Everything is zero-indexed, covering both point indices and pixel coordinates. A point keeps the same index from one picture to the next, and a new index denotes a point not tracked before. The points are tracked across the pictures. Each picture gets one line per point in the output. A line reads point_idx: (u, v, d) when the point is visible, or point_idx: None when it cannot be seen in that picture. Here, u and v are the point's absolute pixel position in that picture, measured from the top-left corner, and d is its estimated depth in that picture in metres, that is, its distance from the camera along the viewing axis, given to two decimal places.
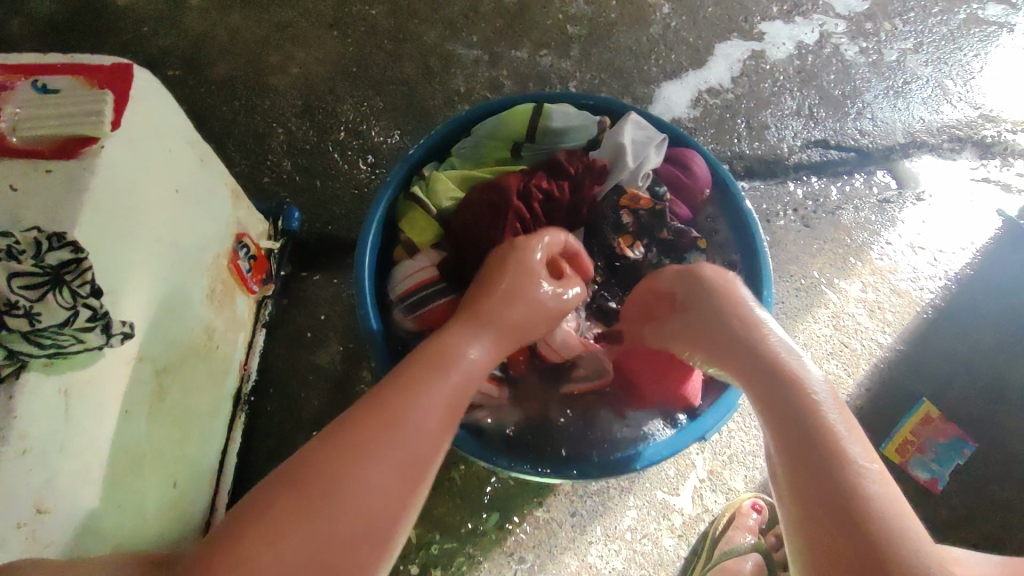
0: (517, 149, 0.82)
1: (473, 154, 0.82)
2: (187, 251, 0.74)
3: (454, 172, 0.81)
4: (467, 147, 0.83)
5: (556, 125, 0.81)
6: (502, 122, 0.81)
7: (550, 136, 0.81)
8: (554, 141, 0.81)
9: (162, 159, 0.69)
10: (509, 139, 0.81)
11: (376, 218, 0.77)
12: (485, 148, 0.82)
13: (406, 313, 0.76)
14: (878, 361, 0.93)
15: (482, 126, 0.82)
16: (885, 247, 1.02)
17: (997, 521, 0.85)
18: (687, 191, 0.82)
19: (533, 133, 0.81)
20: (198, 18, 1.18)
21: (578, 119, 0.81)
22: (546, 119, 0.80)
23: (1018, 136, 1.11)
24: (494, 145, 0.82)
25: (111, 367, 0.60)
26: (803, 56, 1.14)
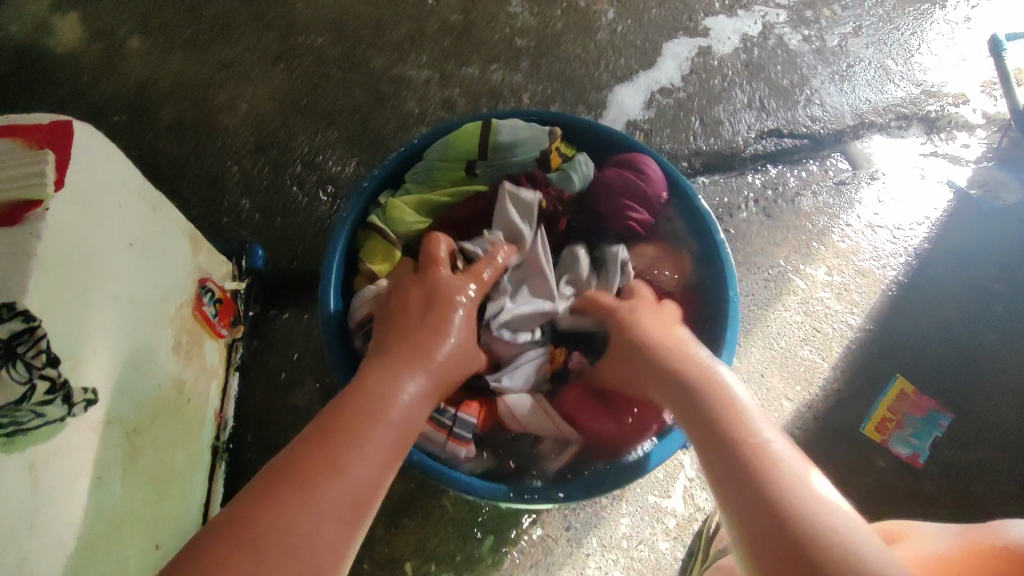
0: (472, 167, 0.82)
1: (426, 178, 0.82)
2: (148, 305, 0.72)
3: (409, 197, 0.81)
4: (420, 172, 0.82)
5: (506, 140, 0.81)
6: (452, 142, 0.81)
7: (500, 151, 0.81)
8: (508, 157, 0.82)
9: (112, 214, 0.67)
10: (461, 159, 0.81)
11: (336, 258, 0.77)
12: (438, 171, 0.82)
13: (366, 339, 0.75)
14: (850, 343, 0.95)
15: (432, 149, 0.82)
16: (845, 230, 1.04)
17: (981, 489, 0.87)
18: (642, 195, 0.81)
19: (484, 149, 0.81)
20: (142, 62, 1.16)
21: (528, 132, 0.81)
22: (495, 135, 0.80)
23: (960, 109, 1.15)
24: (448, 166, 0.82)
25: (76, 435, 0.58)
26: (748, 49, 1.17)
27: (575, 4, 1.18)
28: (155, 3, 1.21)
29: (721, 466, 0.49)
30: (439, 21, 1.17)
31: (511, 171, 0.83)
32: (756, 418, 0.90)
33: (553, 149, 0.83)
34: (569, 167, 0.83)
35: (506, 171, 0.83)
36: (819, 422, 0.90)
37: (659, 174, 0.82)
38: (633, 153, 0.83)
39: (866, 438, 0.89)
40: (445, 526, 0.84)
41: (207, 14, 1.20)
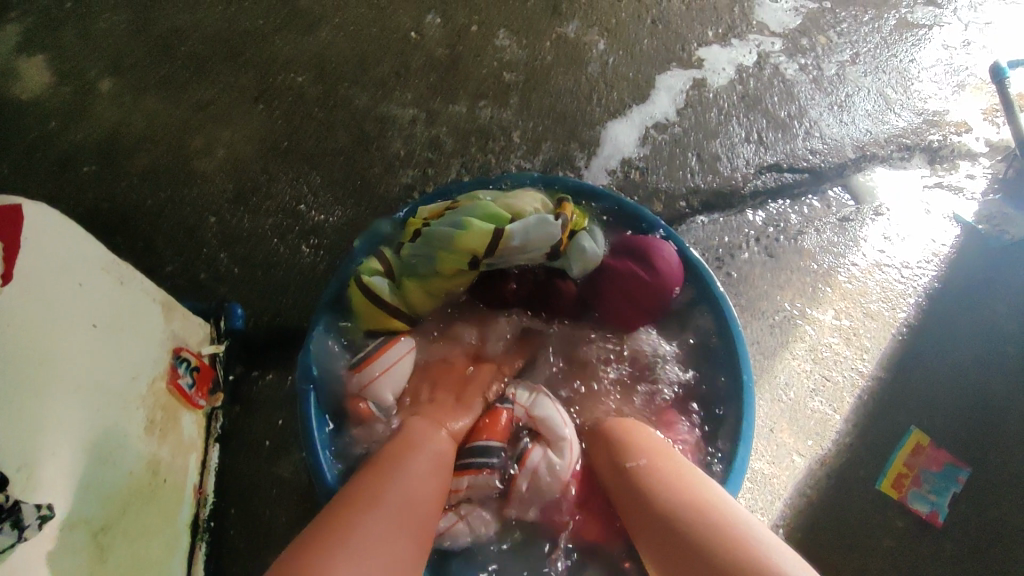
0: (477, 262, 0.76)
1: (430, 267, 0.77)
2: (115, 388, 0.67)
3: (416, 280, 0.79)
4: (421, 251, 0.77)
5: (517, 245, 0.74)
6: (457, 239, 0.74)
7: (510, 252, 0.75)
8: (515, 255, 0.76)
9: (72, 296, 0.62)
10: (465, 255, 0.75)
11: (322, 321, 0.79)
12: (440, 258, 0.76)
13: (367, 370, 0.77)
14: (861, 392, 0.91)
15: (436, 235, 0.75)
16: (851, 270, 1.00)
17: (1007, 548, 0.83)
18: (655, 287, 0.80)
19: (492, 252, 0.74)
20: (112, 105, 1.11)
21: (539, 233, 0.74)
22: (505, 238, 0.73)
23: (963, 138, 1.12)
24: (450, 258, 0.76)
25: (31, 551, 0.53)
26: (744, 80, 1.13)
27: (564, 36, 1.14)
28: (125, 43, 1.16)
29: (647, 515, 0.62)
30: (423, 56, 1.13)
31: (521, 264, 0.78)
32: (768, 477, 0.85)
33: (564, 237, 0.77)
34: (575, 254, 0.79)
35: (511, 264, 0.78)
36: (832, 479, 0.86)
37: (674, 265, 0.80)
38: (646, 241, 0.80)
39: (882, 496, 0.85)
40: None
41: (180, 54, 1.15)
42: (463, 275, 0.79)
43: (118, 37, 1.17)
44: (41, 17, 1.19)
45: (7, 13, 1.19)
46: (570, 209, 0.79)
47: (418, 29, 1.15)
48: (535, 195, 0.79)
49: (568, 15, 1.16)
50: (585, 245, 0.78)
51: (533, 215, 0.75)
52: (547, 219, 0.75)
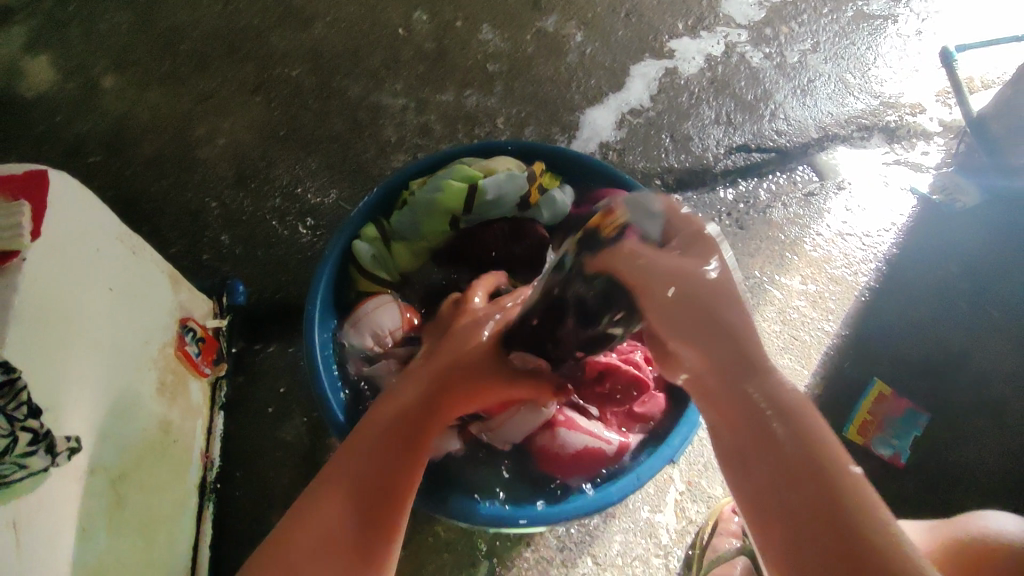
0: (456, 220, 0.82)
1: (414, 226, 0.82)
2: (130, 349, 0.72)
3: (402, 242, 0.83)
4: (406, 218, 0.82)
5: (491, 199, 0.80)
6: (438, 201, 0.79)
7: (486, 207, 0.81)
8: (491, 212, 0.82)
9: (90, 259, 0.67)
10: (446, 214, 0.81)
11: (325, 280, 0.77)
12: (424, 221, 0.81)
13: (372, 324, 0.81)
14: (828, 349, 0.97)
15: (418, 201, 0.80)
16: (817, 239, 1.07)
17: (960, 485, 0.90)
18: None
19: (470, 207, 0.80)
20: (114, 100, 1.16)
21: (511, 187, 0.80)
22: (481, 193, 0.79)
23: (919, 118, 1.19)
24: (433, 220, 0.81)
25: (62, 485, 0.58)
26: (713, 67, 1.20)
27: (544, 29, 1.21)
28: (125, 42, 1.21)
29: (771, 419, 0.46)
30: (411, 49, 1.19)
31: (495, 221, 0.83)
32: None
33: (534, 189, 0.82)
34: (546, 204, 0.84)
35: (488, 219, 0.83)
36: None
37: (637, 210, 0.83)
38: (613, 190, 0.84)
39: (849, 442, 0.91)
40: (439, 554, 0.84)
41: (179, 51, 1.20)
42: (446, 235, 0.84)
43: (118, 36, 1.22)
44: (42, 18, 1.24)
45: (9, 16, 1.24)
46: (540, 167, 0.84)
47: (405, 24, 1.21)
48: (511, 160, 0.84)
49: (547, 9, 1.23)
50: (555, 198, 0.84)
51: (503, 171, 0.81)
52: (515, 174, 0.81)
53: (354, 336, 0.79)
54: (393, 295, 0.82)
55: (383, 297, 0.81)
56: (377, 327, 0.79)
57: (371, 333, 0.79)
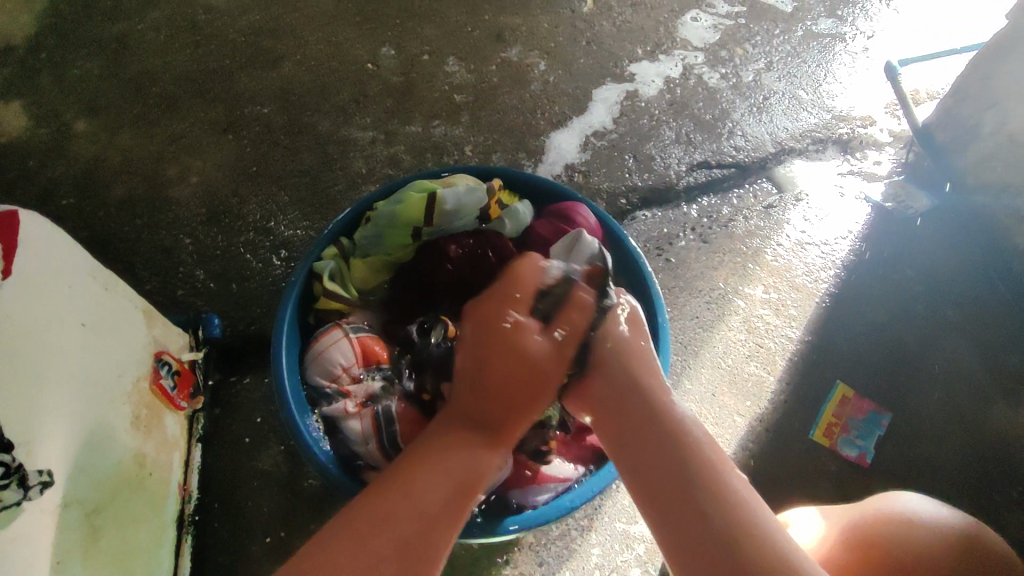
0: (417, 233, 0.84)
1: (375, 243, 0.84)
2: (104, 383, 0.73)
3: (363, 260, 0.85)
4: (369, 232, 0.84)
5: (450, 208, 0.82)
6: (398, 213, 0.82)
7: (445, 218, 0.83)
8: (451, 224, 0.84)
9: (63, 296, 0.69)
10: (407, 227, 0.83)
11: (288, 309, 0.79)
12: (386, 235, 0.83)
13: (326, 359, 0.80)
14: (792, 355, 1.00)
15: (380, 215, 0.83)
16: (778, 249, 1.10)
17: (923, 482, 0.93)
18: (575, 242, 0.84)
19: (430, 218, 0.83)
20: (88, 143, 1.19)
21: (469, 197, 0.83)
22: (440, 204, 0.82)
23: (870, 129, 1.25)
24: (394, 233, 0.83)
25: (35, 518, 0.59)
26: (672, 90, 1.25)
27: (507, 59, 1.26)
28: (99, 86, 1.24)
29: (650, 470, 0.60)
30: (379, 83, 1.23)
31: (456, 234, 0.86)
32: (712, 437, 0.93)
33: (492, 203, 0.86)
34: (507, 216, 0.88)
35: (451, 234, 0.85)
36: (770, 434, 0.94)
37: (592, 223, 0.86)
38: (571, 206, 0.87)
39: (816, 445, 0.94)
40: None
41: (152, 93, 1.23)
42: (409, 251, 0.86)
43: (92, 81, 1.25)
44: (16, 67, 1.27)
45: None
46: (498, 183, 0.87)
47: (373, 60, 1.25)
48: (466, 176, 0.87)
49: (510, 40, 1.28)
50: (516, 210, 0.88)
51: (461, 185, 0.84)
52: (475, 187, 0.84)
53: (310, 377, 0.80)
54: (344, 329, 0.81)
55: (334, 336, 0.80)
56: (332, 368, 0.79)
57: (325, 374, 0.79)
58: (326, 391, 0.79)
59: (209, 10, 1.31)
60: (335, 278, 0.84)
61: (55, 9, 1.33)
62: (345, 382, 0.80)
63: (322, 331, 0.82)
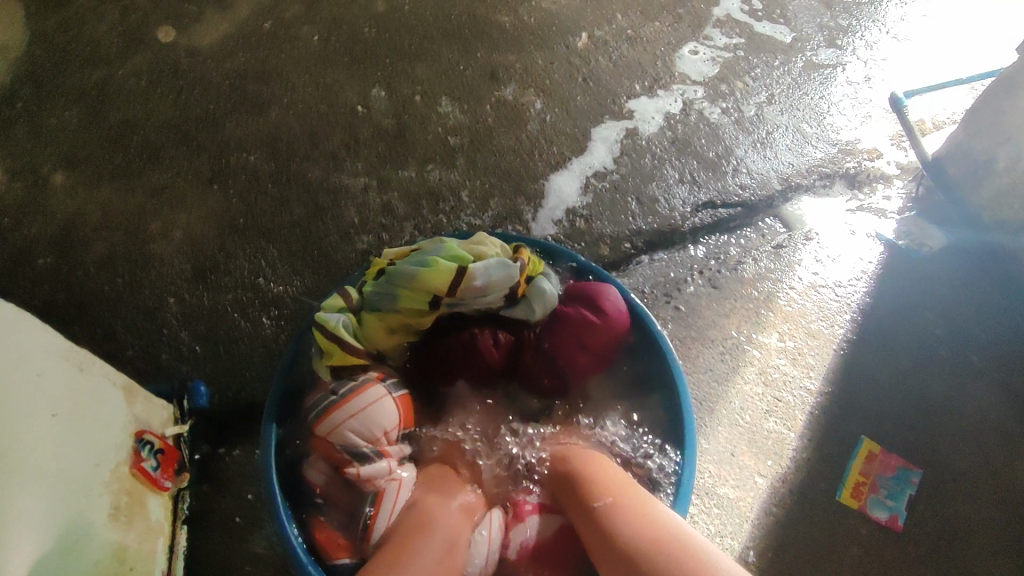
0: (438, 302, 0.77)
1: (392, 303, 0.77)
2: (78, 476, 0.68)
3: (376, 319, 0.78)
4: (384, 289, 0.78)
5: (479, 285, 0.76)
6: (421, 278, 0.76)
7: (471, 292, 0.77)
8: (476, 298, 0.78)
9: (32, 389, 0.64)
10: (429, 294, 0.76)
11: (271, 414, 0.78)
12: (402, 297, 0.77)
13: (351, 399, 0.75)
14: (812, 408, 0.95)
15: (399, 274, 0.77)
16: (790, 293, 1.06)
17: (960, 543, 0.87)
18: (602, 329, 0.81)
19: (455, 290, 0.76)
20: (66, 198, 1.13)
21: (501, 274, 0.77)
22: (469, 278, 0.76)
23: (877, 163, 1.21)
24: (412, 296, 0.77)
25: None
26: (672, 126, 1.21)
27: (502, 99, 1.22)
28: (78, 138, 1.19)
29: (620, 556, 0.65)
30: (371, 127, 1.19)
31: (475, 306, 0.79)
32: (734, 501, 0.88)
33: (522, 281, 0.80)
34: (534, 298, 0.80)
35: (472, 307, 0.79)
36: (795, 495, 0.89)
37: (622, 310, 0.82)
38: (595, 286, 0.82)
39: (844, 506, 0.89)
40: None
41: (133, 143, 1.18)
42: (424, 317, 0.79)
43: (70, 132, 1.20)
44: None
45: None
46: (526, 255, 0.81)
47: (364, 102, 1.21)
48: (496, 241, 0.82)
49: (504, 79, 1.24)
50: (542, 289, 0.80)
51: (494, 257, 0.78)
52: (507, 262, 0.78)
53: (346, 436, 0.73)
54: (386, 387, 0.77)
55: (380, 393, 0.75)
56: (375, 428, 0.74)
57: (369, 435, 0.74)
58: (364, 451, 0.74)
59: (192, 54, 1.27)
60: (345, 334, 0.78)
61: (31, 57, 1.28)
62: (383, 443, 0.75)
63: (360, 385, 0.75)
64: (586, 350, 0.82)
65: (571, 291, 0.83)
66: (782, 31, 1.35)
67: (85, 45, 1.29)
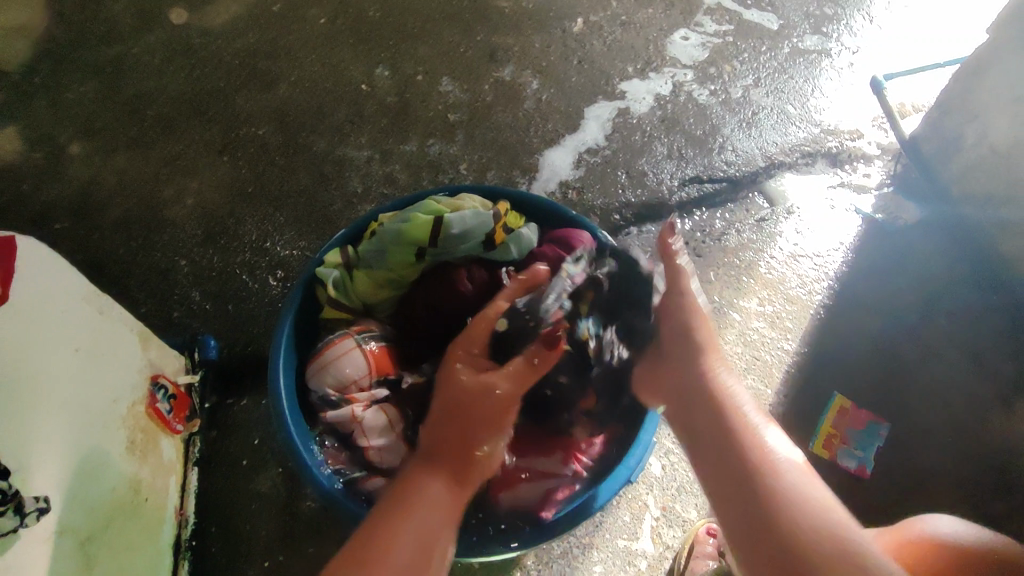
0: (421, 253, 0.82)
1: (379, 256, 0.82)
2: (100, 408, 0.72)
3: (366, 273, 0.83)
4: (373, 246, 0.83)
5: (456, 233, 0.81)
6: (404, 232, 0.80)
7: (451, 241, 0.81)
8: (456, 248, 0.82)
9: (60, 322, 0.68)
10: (411, 246, 0.81)
11: (284, 336, 0.79)
12: (390, 252, 0.82)
13: (323, 348, 0.81)
14: (788, 368, 1.01)
15: (386, 232, 0.82)
16: (771, 262, 1.11)
17: (923, 491, 0.93)
18: None
19: (434, 240, 0.81)
20: (83, 166, 1.19)
21: (476, 222, 0.81)
22: (445, 228, 0.80)
23: (858, 143, 1.26)
24: (397, 250, 0.81)
25: (28, 549, 0.58)
26: (663, 106, 1.27)
27: (500, 79, 1.27)
28: (94, 110, 1.25)
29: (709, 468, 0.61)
30: (374, 103, 1.24)
31: (459, 258, 0.83)
32: None
33: (499, 228, 0.83)
34: (513, 242, 0.84)
35: (454, 256, 0.83)
36: None
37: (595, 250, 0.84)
38: (570, 229, 0.85)
39: (815, 456, 0.95)
40: None
41: (147, 115, 1.24)
42: (411, 270, 0.84)
43: (88, 104, 1.25)
44: (11, 91, 1.27)
45: None
46: (504, 207, 0.85)
47: (368, 80, 1.27)
48: (475, 198, 0.86)
49: (503, 60, 1.29)
50: (520, 236, 0.85)
51: (469, 210, 0.83)
52: (481, 212, 0.82)
53: (318, 384, 0.79)
54: (358, 340, 0.81)
55: (348, 344, 0.80)
56: (343, 376, 0.78)
57: (337, 381, 0.78)
58: (334, 398, 0.79)
59: (204, 33, 1.33)
60: (338, 288, 0.83)
61: (51, 34, 1.34)
62: (353, 391, 0.79)
63: (332, 340, 0.81)
64: None
65: (550, 238, 0.86)
66: (770, 18, 1.40)
67: (101, 24, 1.35)
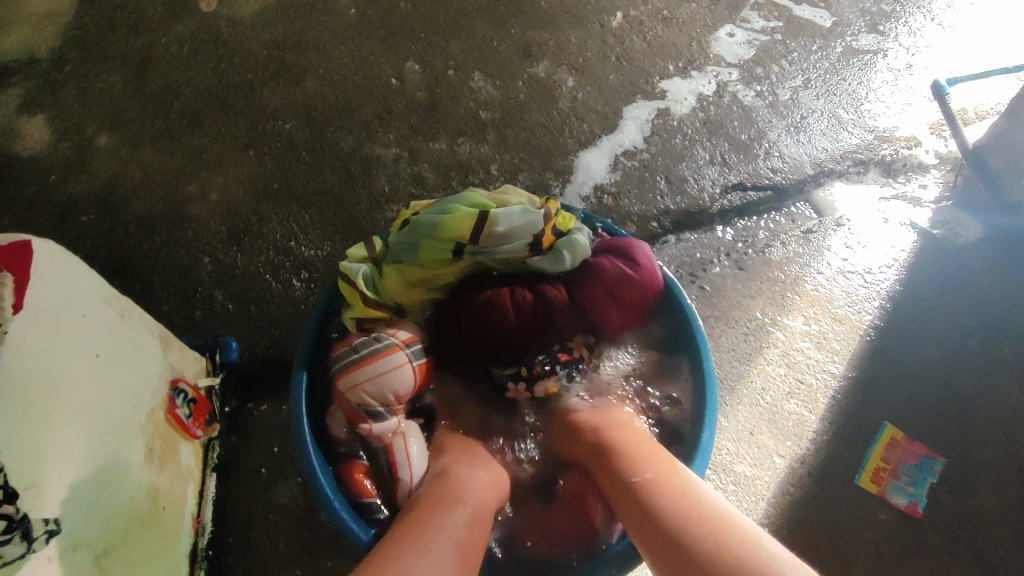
0: (460, 250, 0.78)
1: (416, 251, 0.78)
2: (117, 416, 0.70)
3: (400, 268, 0.79)
4: (406, 239, 0.78)
5: (501, 231, 0.76)
6: (444, 224, 0.76)
7: (493, 240, 0.76)
8: (500, 246, 0.77)
9: (77, 326, 0.66)
10: (451, 242, 0.77)
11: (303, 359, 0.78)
12: (426, 246, 0.77)
13: (364, 356, 0.76)
14: (834, 392, 0.95)
15: (422, 222, 0.77)
16: (818, 277, 1.05)
17: (980, 533, 0.87)
18: (635, 285, 0.79)
19: (477, 238, 0.76)
20: (110, 158, 1.17)
21: (522, 221, 0.77)
22: (490, 225, 0.76)
23: (914, 151, 1.18)
24: (436, 245, 0.77)
25: (37, 569, 0.55)
26: (705, 107, 1.20)
27: (534, 75, 1.22)
28: (121, 101, 1.23)
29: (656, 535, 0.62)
30: (404, 99, 1.20)
31: (501, 257, 0.78)
32: (751, 478, 0.88)
33: (548, 230, 0.78)
34: (564, 246, 0.79)
35: (496, 256, 0.78)
36: (814, 477, 0.89)
37: (652, 266, 0.81)
38: (628, 240, 0.82)
39: (862, 490, 0.89)
40: None
41: (174, 107, 1.21)
42: (448, 267, 0.79)
43: (115, 95, 1.23)
44: (39, 81, 1.25)
45: (11, 77, 1.26)
46: (554, 206, 0.81)
47: (397, 75, 1.22)
48: (522, 193, 0.82)
49: (537, 56, 1.24)
50: (574, 239, 0.79)
51: (516, 206, 0.78)
52: (529, 210, 0.78)
53: (358, 394, 0.75)
54: (408, 355, 0.78)
55: (398, 359, 0.76)
56: (391, 393, 0.77)
57: (383, 395, 0.76)
58: (374, 409, 0.76)
59: (232, 23, 1.29)
60: (368, 283, 0.79)
61: (80, 22, 1.32)
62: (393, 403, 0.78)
63: (379, 351, 0.76)
64: (618, 303, 0.79)
65: (606, 248, 0.81)
66: (822, 15, 1.32)
67: (130, 13, 1.33)
